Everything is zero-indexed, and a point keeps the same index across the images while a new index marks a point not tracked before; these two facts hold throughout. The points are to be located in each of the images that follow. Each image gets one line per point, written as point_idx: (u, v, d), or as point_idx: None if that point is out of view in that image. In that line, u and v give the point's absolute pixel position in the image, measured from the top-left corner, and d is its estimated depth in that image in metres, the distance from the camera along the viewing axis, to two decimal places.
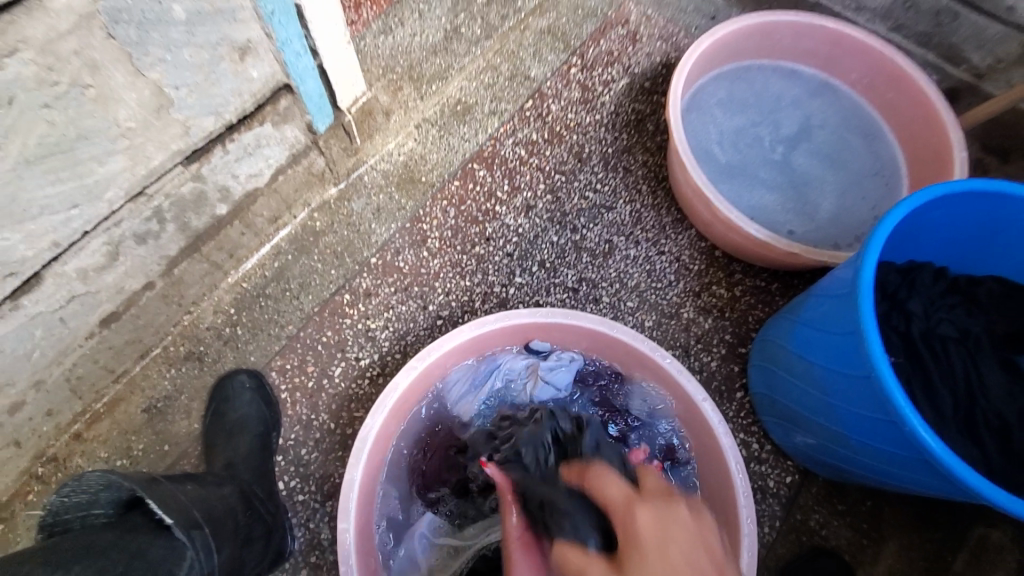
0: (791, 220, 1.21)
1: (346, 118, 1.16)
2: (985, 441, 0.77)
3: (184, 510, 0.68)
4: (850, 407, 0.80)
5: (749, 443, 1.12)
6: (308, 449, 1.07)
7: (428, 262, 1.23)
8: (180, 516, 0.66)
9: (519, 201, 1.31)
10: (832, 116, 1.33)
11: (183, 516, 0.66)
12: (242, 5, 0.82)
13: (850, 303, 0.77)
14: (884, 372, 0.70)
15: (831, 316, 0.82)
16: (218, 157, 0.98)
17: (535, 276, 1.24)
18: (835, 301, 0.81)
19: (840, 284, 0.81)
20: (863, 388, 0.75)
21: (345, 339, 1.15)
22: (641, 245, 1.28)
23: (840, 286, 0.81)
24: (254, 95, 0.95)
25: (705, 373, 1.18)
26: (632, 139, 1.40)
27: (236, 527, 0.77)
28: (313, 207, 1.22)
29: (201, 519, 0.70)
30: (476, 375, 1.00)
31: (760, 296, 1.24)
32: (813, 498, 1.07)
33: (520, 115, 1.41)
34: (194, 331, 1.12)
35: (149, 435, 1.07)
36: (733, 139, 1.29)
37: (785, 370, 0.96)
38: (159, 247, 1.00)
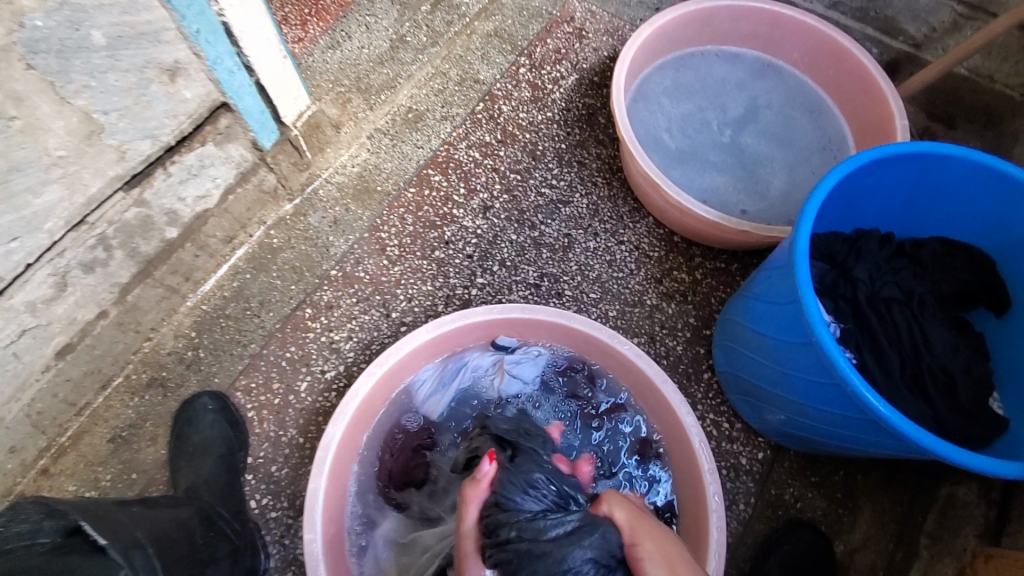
0: (744, 200, 1.23)
1: (292, 133, 1.17)
2: (933, 397, 0.78)
3: (127, 532, 0.65)
4: (803, 376, 0.81)
5: (719, 423, 1.12)
6: (278, 466, 1.05)
7: (388, 270, 1.23)
8: (121, 537, 0.63)
9: (476, 202, 1.32)
10: (777, 96, 1.35)
11: (122, 537, 0.63)
12: (165, 26, 0.82)
13: (790, 272, 0.78)
14: (823, 337, 0.71)
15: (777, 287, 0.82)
16: (162, 180, 0.98)
17: (497, 275, 1.24)
18: (778, 271, 0.82)
19: (781, 255, 0.82)
20: (812, 356, 0.76)
21: (309, 353, 1.14)
22: (600, 236, 1.29)
23: (781, 256, 0.82)
24: (190, 117, 0.96)
25: (671, 358, 1.18)
26: (585, 133, 1.41)
27: (190, 550, 0.74)
28: (268, 224, 1.22)
29: (145, 540, 0.66)
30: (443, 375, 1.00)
31: (720, 277, 1.25)
32: (786, 473, 1.07)
33: (473, 118, 1.41)
34: (157, 358, 1.11)
35: (115, 465, 1.04)
36: (682, 126, 1.31)
37: (744, 345, 0.96)
38: (110, 274, 1.00)
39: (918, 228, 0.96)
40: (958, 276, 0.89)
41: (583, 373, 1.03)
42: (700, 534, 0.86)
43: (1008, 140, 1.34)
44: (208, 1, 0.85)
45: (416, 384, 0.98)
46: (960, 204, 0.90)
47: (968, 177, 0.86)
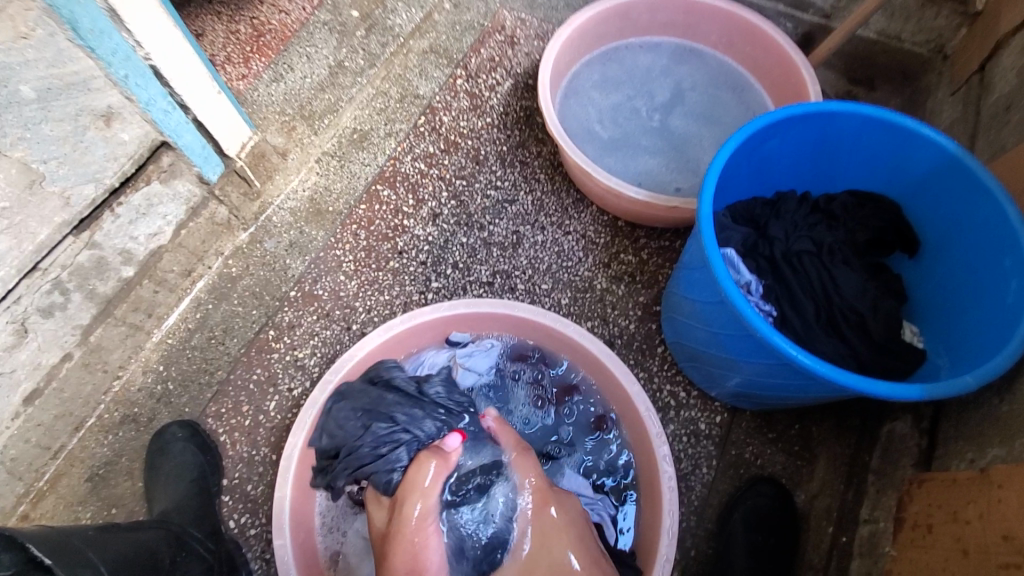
0: (677, 178, 1.30)
1: (238, 164, 1.21)
2: (848, 336, 0.85)
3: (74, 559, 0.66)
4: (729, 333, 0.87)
5: (676, 392, 1.16)
6: (253, 484, 1.09)
7: (346, 284, 1.27)
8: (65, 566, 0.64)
9: (425, 211, 1.36)
10: (700, 78, 1.42)
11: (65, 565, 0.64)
12: (93, 75, 0.89)
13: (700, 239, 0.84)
14: (733, 293, 0.77)
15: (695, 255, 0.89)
16: (110, 222, 1.03)
17: (451, 278, 1.29)
18: (694, 240, 0.89)
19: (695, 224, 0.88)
20: (731, 315, 0.83)
21: (275, 373, 1.18)
22: (547, 229, 1.34)
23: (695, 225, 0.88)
24: (131, 159, 1.01)
25: (626, 337, 1.22)
26: (524, 134, 1.46)
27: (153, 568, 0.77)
28: (225, 254, 1.25)
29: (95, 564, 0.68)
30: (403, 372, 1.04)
31: (665, 255, 1.31)
32: (744, 432, 1.12)
33: (416, 131, 1.45)
34: (127, 395, 1.14)
35: (94, 503, 1.07)
36: (613, 116, 1.37)
37: (681, 313, 1.02)
38: (68, 318, 1.04)
39: (831, 183, 1.02)
40: (869, 223, 0.95)
41: (536, 358, 1.07)
42: (655, 495, 0.91)
43: (924, 94, 1.41)
44: (132, 46, 0.91)
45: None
46: (861, 156, 0.96)
47: (863, 130, 0.92)
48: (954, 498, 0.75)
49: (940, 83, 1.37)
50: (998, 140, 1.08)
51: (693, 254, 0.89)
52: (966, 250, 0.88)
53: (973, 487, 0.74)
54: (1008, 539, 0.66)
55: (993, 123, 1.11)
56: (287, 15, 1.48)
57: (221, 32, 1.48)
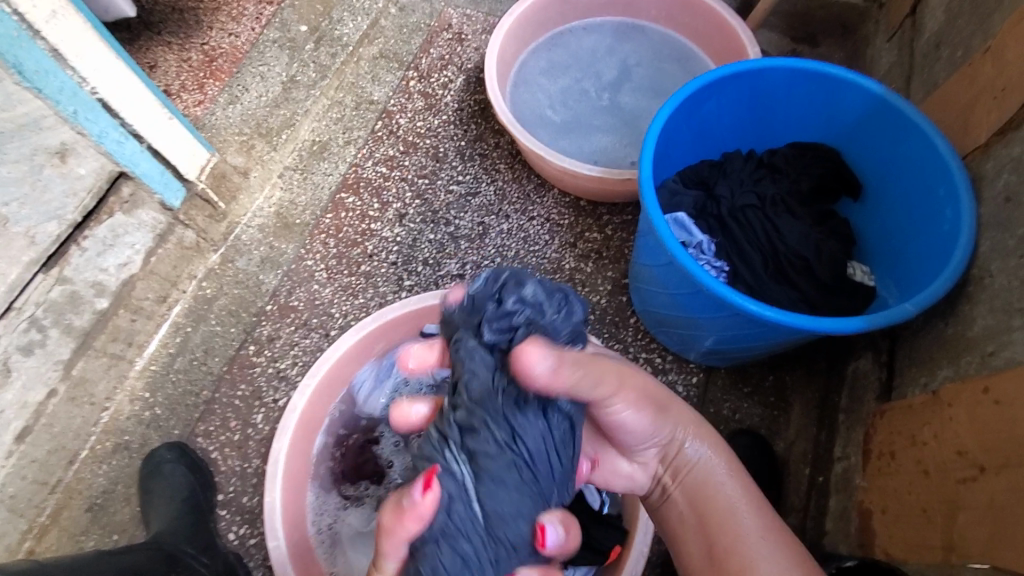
0: (632, 153, 1.32)
1: (199, 187, 1.21)
2: (797, 282, 0.89)
3: None
4: (683, 292, 0.92)
5: (652, 359, 1.19)
6: (250, 496, 1.12)
7: (320, 293, 1.29)
8: None
9: (391, 212, 1.38)
10: (646, 52, 1.44)
11: None
12: (42, 114, 0.91)
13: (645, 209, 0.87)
14: (680, 255, 0.81)
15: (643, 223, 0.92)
16: (78, 256, 1.06)
17: (423, 274, 1.32)
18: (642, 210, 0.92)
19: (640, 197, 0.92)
20: (682, 274, 0.87)
21: (260, 386, 1.20)
22: (511, 217, 1.36)
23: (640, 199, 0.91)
24: (91, 191, 1.04)
25: (598, 312, 1.25)
26: (481, 127, 1.48)
27: None
28: (199, 277, 1.26)
29: None
30: (382, 368, 1.05)
31: (628, 229, 1.34)
32: (721, 390, 1.14)
33: (374, 136, 1.47)
34: (117, 425, 1.16)
35: (96, 532, 1.09)
36: (564, 99, 1.39)
37: (642, 282, 1.06)
38: (49, 353, 1.06)
39: (773, 138, 1.06)
40: (811, 171, 0.98)
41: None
42: None
43: (864, 44, 1.44)
44: (77, 82, 0.93)
45: (358, 385, 1.05)
46: (796, 107, 1.00)
47: (793, 81, 0.96)
48: (912, 422, 0.79)
49: (877, 31, 1.40)
50: (931, 78, 1.12)
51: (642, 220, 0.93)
52: (905, 185, 0.92)
53: (928, 409, 0.78)
54: (963, 454, 0.70)
55: (925, 62, 1.15)
56: (237, 37, 1.49)
57: (174, 61, 1.48)
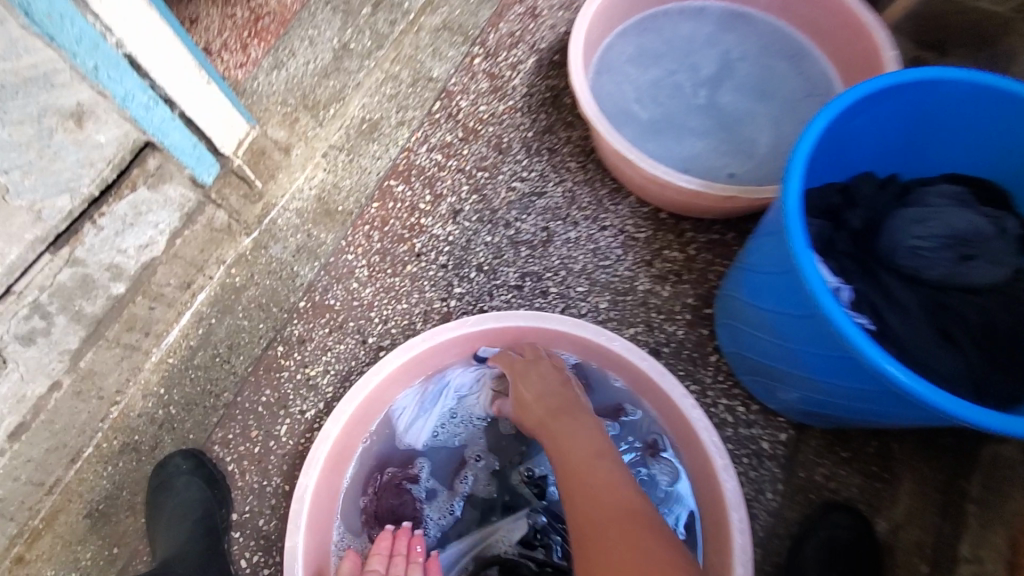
0: (730, 163, 1.12)
1: (235, 163, 1.07)
2: (965, 348, 0.71)
3: None
4: (812, 348, 0.74)
5: (734, 407, 1.02)
6: (265, 519, 0.98)
7: (359, 293, 1.15)
8: None
9: (444, 208, 1.23)
10: (751, 46, 1.25)
11: None
12: (55, 68, 0.77)
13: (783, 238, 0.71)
14: (829, 306, 0.64)
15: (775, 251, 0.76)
16: (93, 236, 0.91)
17: (476, 282, 1.16)
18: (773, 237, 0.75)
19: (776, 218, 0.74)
20: (826, 329, 0.68)
21: (286, 395, 1.06)
22: (580, 225, 1.19)
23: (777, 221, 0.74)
24: (110, 163, 0.89)
25: (673, 345, 1.07)
26: (552, 117, 1.30)
27: None
28: (228, 262, 1.11)
29: None
30: (429, 396, 0.92)
31: (716, 249, 1.15)
32: (813, 452, 0.98)
33: (430, 119, 1.31)
34: (126, 422, 1.03)
35: (95, 542, 0.98)
36: (652, 93, 1.21)
37: (747, 323, 0.89)
38: (54, 343, 0.93)
39: (919, 163, 0.88)
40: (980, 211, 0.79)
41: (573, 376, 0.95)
42: (721, 538, 0.79)
43: None
44: (100, 31, 0.78)
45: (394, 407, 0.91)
46: (961, 131, 0.82)
47: (972, 97, 0.77)
48: None
49: None
50: None
51: (770, 251, 0.77)
52: None
53: None
54: None
55: None
56: None
57: None
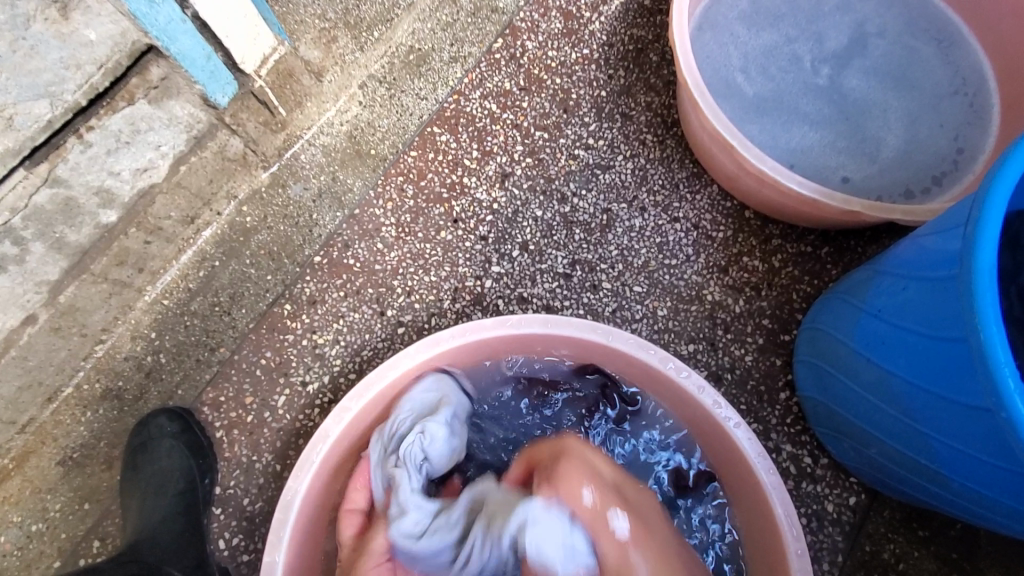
0: (846, 163, 0.94)
1: (256, 84, 0.86)
2: None
3: None
4: (951, 441, 0.62)
5: (799, 457, 0.89)
6: (251, 500, 0.91)
7: (384, 256, 1.01)
8: None
9: (492, 168, 1.05)
10: (892, 20, 1.01)
11: None
12: None
13: (957, 297, 0.58)
14: (1019, 402, 0.52)
15: (930, 315, 0.62)
16: (77, 153, 0.75)
17: (517, 262, 1.00)
18: (931, 290, 0.62)
19: (941, 269, 0.61)
20: (993, 435, 0.56)
21: (288, 360, 0.97)
22: (647, 212, 1.01)
23: (943, 273, 0.60)
24: (101, 67, 0.72)
25: (739, 372, 0.93)
26: (632, 76, 1.09)
27: None
28: (240, 198, 0.93)
29: None
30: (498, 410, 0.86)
31: (806, 265, 0.97)
32: (885, 525, 0.87)
33: (489, 60, 1.11)
34: (111, 364, 0.90)
35: (66, 493, 0.91)
36: (762, 63, 0.99)
37: (848, 377, 0.75)
38: (30, 273, 0.78)
39: None
40: None
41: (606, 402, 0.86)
42: None
43: None
44: None
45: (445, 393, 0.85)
46: None
47: None
48: None
49: None
50: None
51: (924, 313, 0.62)
52: None
53: None
54: None
55: None
56: None
57: None
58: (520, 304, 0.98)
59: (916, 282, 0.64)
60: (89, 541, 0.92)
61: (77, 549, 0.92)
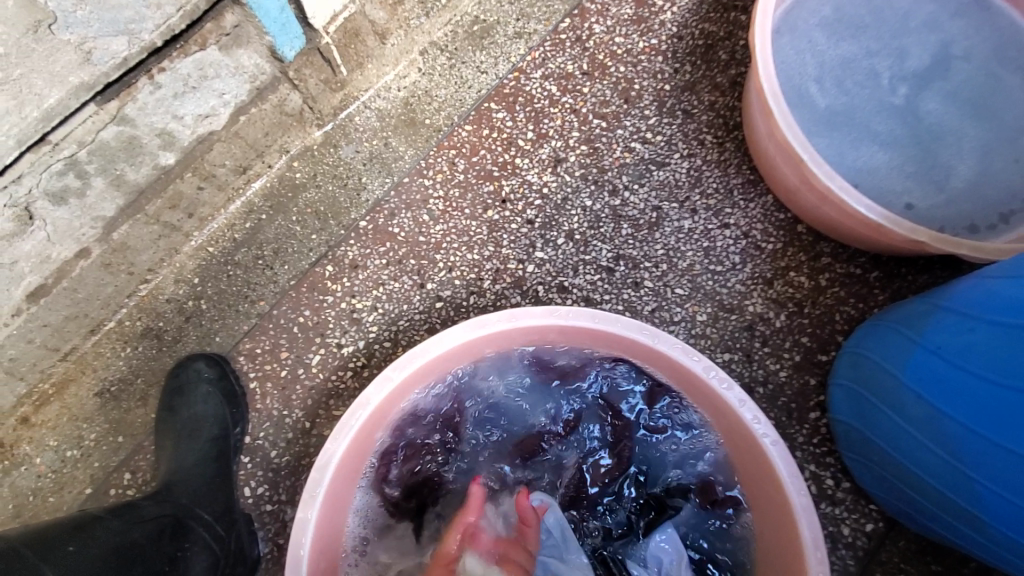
0: (911, 189, 0.91)
1: (323, 42, 0.88)
2: None
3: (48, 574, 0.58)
4: (998, 490, 0.63)
5: (821, 478, 0.89)
6: (278, 453, 0.94)
7: (429, 228, 1.01)
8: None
9: (545, 151, 1.04)
10: (979, 44, 0.97)
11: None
12: None
13: None
14: None
15: (1002, 360, 0.61)
16: (147, 93, 0.76)
17: (561, 250, 1.00)
18: (1005, 338, 0.62)
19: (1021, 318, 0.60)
20: None
21: (326, 322, 0.97)
22: (698, 215, 1.00)
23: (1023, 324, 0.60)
24: (180, 9, 0.72)
25: (771, 386, 0.93)
26: (698, 72, 1.06)
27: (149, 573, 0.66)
28: (291, 153, 0.98)
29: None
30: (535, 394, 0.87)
31: (854, 287, 0.96)
32: (899, 555, 0.87)
33: (554, 39, 1.07)
34: (152, 305, 0.95)
35: (102, 424, 0.93)
36: (838, 75, 0.96)
37: (891, 408, 0.75)
38: (87, 208, 0.80)
39: None
40: None
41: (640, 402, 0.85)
42: None
43: None
44: None
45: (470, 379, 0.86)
46: None
47: None
48: None
49: None
50: None
51: (993, 359, 0.62)
52: None
53: None
54: None
55: None
56: None
57: None
58: (560, 293, 0.98)
59: (987, 325, 0.64)
60: (121, 472, 0.92)
61: (108, 479, 0.92)
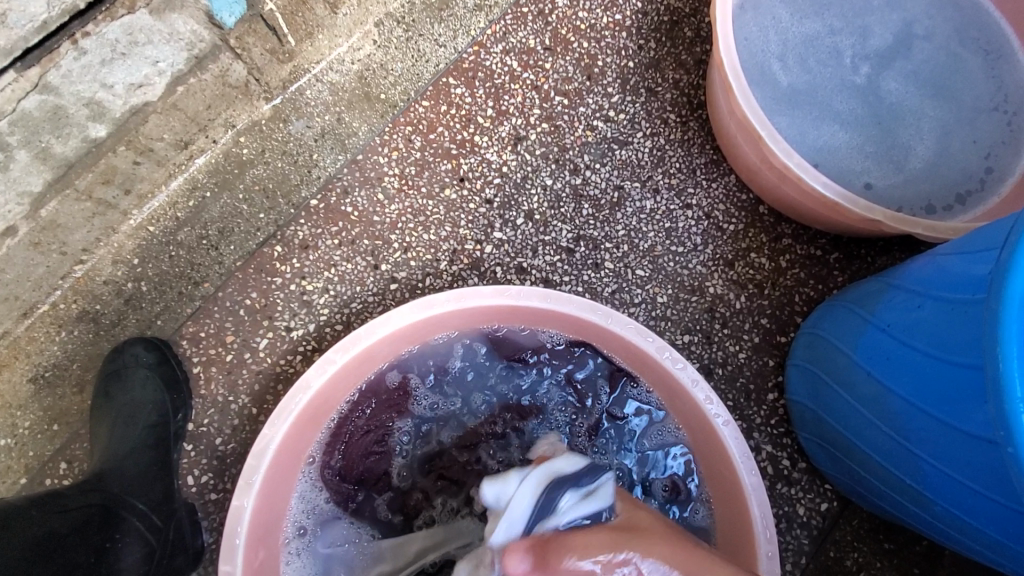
0: (871, 168, 0.91)
1: (268, 7, 0.78)
2: None
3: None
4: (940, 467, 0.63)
5: (777, 458, 0.89)
6: (224, 440, 0.91)
7: (383, 208, 0.98)
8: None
9: (505, 129, 1.00)
10: (942, 23, 0.96)
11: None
12: None
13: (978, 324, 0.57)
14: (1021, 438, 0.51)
15: (944, 336, 0.61)
16: (71, 60, 0.69)
17: (520, 230, 0.97)
18: (948, 313, 0.61)
19: (963, 293, 0.60)
20: (993, 467, 0.56)
21: (273, 304, 0.95)
22: (659, 195, 0.98)
23: (964, 298, 0.60)
24: None
25: (730, 368, 0.92)
26: (663, 49, 1.04)
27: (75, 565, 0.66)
28: (239, 128, 0.87)
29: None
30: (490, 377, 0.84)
31: (812, 268, 0.95)
32: (852, 534, 0.88)
33: (515, 11, 1.04)
34: (89, 286, 0.87)
35: (36, 411, 0.89)
36: (801, 52, 0.94)
37: (843, 387, 0.75)
38: (13, 181, 0.73)
39: None
40: None
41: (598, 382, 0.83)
42: None
43: None
44: None
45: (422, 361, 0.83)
46: None
47: None
48: None
49: None
50: None
51: (937, 334, 0.62)
52: None
53: None
54: None
55: None
56: None
57: None
58: (519, 274, 0.96)
59: (933, 300, 0.64)
60: (56, 462, 0.91)
61: (43, 469, 0.91)
